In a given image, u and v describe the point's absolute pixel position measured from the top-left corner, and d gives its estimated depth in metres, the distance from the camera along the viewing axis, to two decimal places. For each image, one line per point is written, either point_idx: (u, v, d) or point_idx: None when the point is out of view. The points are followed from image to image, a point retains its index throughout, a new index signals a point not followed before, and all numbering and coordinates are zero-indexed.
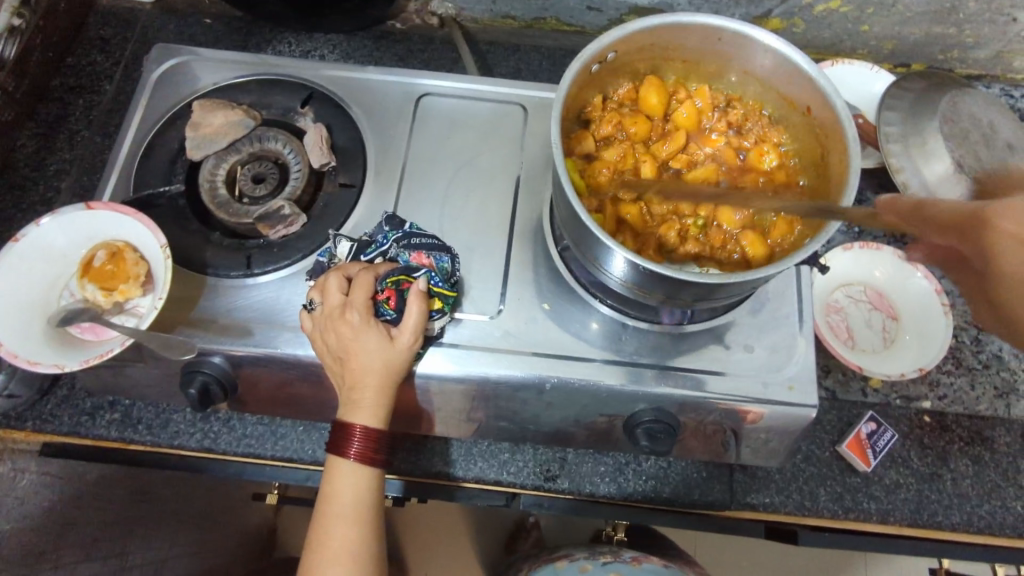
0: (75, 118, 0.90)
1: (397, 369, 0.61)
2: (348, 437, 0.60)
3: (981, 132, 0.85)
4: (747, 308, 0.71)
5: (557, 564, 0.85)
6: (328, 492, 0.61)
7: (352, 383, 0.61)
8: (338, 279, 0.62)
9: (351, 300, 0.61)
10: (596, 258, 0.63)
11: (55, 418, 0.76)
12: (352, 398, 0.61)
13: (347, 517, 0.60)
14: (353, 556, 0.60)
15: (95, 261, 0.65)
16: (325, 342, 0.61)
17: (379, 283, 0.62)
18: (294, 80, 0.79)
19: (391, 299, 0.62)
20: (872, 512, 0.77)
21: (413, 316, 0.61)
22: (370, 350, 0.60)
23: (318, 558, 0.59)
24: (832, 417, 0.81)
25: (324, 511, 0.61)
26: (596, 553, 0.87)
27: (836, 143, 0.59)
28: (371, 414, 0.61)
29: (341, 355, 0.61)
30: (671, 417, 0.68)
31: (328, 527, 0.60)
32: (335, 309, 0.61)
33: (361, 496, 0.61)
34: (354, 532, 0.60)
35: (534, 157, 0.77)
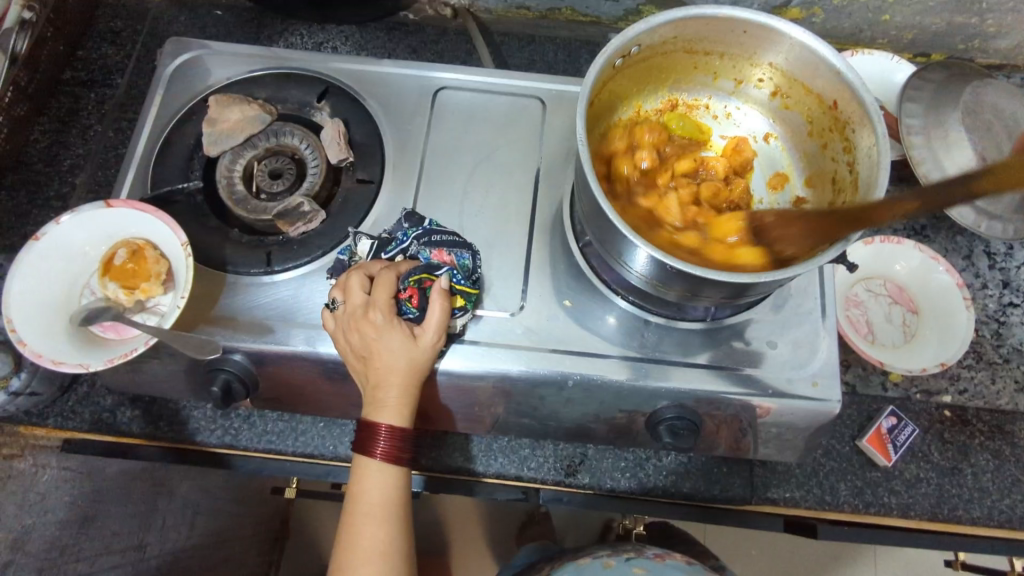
0: (88, 112, 0.89)
1: (421, 367, 0.61)
2: (372, 436, 0.60)
3: (1004, 123, 0.84)
4: (769, 304, 0.70)
5: (580, 559, 0.84)
6: (354, 491, 0.61)
7: (376, 383, 0.61)
8: (359, 278, 0.62)
9: (374, 299, 0.60)
10: (619, 255, 0.63)
11: (76, 415, 0.76)
12: (376, 397, 0.61)
13: (373, 516, 0.60)
14: (381, 554, 0.60)
15: (116, 259, 0.64)
16: (348, 341, 0.61)
17: (400, 282, 0.62)
18: (310, 74, 0.78)
19: (413, 298, 0.61)
20: (893, 506, 0.77)
21: (436, 315, 0.61)
22: (393, 350, 0.60)
23: (347, 556, 0.60)
24: (852, 411, 0.81)
25: (352, 511, 0.61)
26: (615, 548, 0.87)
27: (866, 141, 0.58)
28: (395, 413, 0.61)
29: (364, 354, 0.61)
30: (694, 414, 0.68)
31: (355, 526, 0.60)
32: (357, 309, 0.60)
33: (387, 495, 0.61)
34: (381, 531, 0.60)
35: (553, 152, 0.76)
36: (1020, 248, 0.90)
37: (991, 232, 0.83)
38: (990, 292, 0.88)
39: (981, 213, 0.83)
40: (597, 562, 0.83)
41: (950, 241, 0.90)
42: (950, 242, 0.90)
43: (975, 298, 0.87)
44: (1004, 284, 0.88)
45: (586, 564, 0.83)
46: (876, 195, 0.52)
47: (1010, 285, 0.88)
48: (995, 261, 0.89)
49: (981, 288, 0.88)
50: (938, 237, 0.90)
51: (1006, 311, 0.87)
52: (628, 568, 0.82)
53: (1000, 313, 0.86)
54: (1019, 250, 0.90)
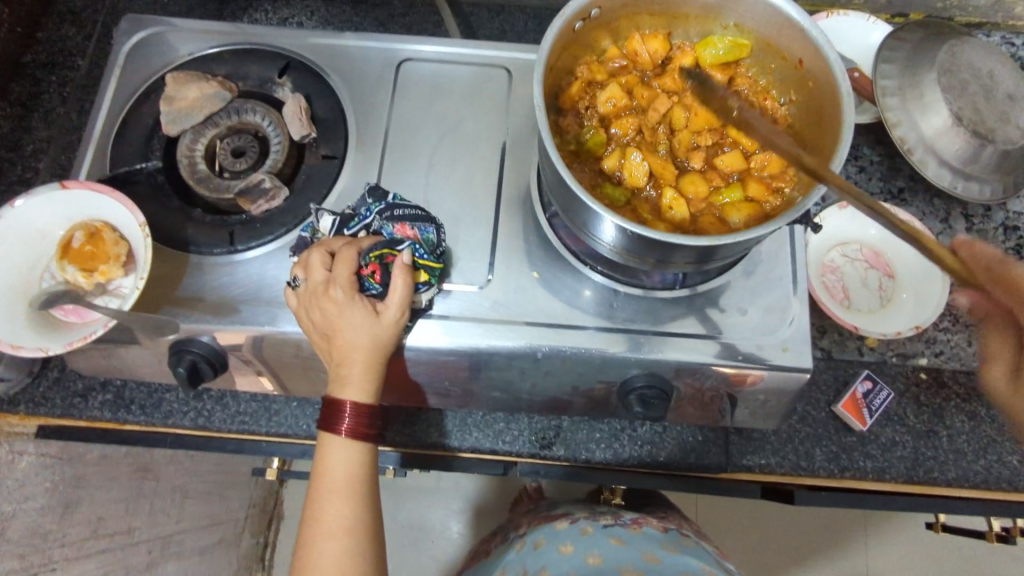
0: (50, 95, 0.88)
1: (385, 343, 0.61)
2: (337, 413, 0.60)
3: (981, 83, 0.83)
4: (739, 270, 0.70)
5: (556, 524, 0.83)
6: (319, 467, 0.61)
7: (339, 360, 0.60)
8: (320, 255, 0.61)
9: (334, 276, 0.60)
10: (585, 226, 0.62)
11: (47, 401, 0.76)
12: (341, 374, 0.60)
13: (338, 492, 0.60)
14: (346, 530, 0.59)
15: (74, 242, 0.63)
16: (311, 320, 0.61)
17: (362, 258, 0.61)
18: (270, 49, 0.76)
19: (376, 274, 0.61)
20: (868, 470, 0.77)
21: (398, 290, 0.60)
22: (355, 326, 0.59)
23: (312, 531, 0.59)
24: (827, 377, 0.81)
25: (317, 487, 0.60)
26: (594, 513, 0.86)
27: (829, 99, 0.57)
28: (360, 389, 0.60)
29: (327, 332, 0.60)
30: (665, 382, 0.68)
31: (320, 502, 0.59)
32: (317, 286, 0.60)
33: (353, 471, 0.60)
34: (346, 506, 0.59)
35: (521, 122, 0.75)
36: (998, 209, 0.89)
37: (967, 192, 0.84)
38: None
39: (957, 173, 0.84)
40: (573, 528, 0.81)
41: (927, 204, 0.89)
42: (927, 205, 0.89)
43: None
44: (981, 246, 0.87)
45: (564, 529, 0.81)
46: (839, 155, 0.52)
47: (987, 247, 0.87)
48: (973, 223, 0.88)
49: None
50: (915, 201, 0.89)
51: None
52: (605, 536, 0.78)
53: None
54: (997, 212, 0.89)
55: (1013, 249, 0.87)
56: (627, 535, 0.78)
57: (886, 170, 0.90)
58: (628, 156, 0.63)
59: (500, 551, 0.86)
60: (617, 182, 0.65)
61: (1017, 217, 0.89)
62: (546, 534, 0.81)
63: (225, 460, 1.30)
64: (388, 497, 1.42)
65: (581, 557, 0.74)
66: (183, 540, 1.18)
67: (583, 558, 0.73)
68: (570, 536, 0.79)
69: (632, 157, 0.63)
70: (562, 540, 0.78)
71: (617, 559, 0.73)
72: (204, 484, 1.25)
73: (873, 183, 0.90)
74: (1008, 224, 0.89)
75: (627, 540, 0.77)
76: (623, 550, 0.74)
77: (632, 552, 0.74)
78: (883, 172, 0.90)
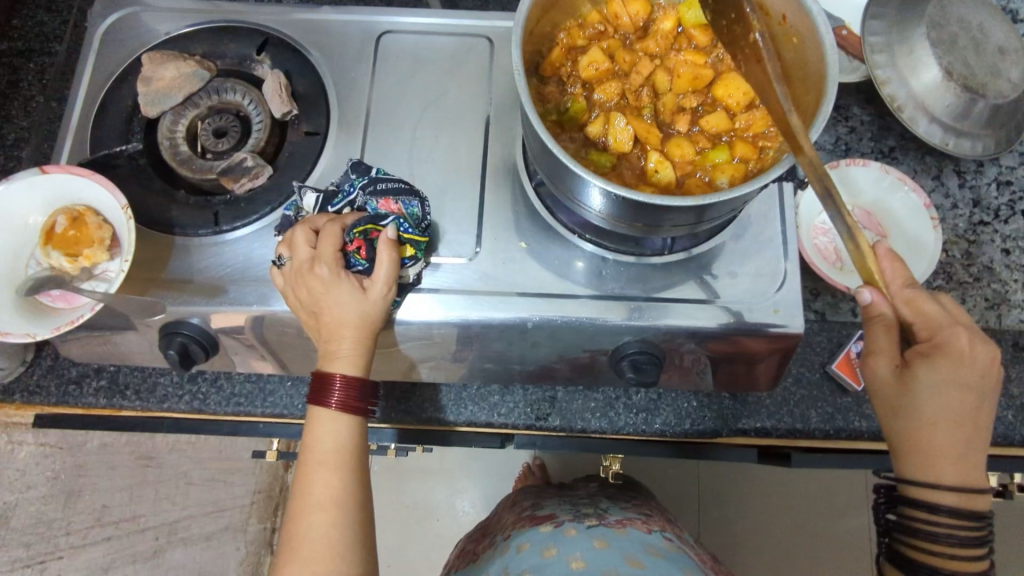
0: (29, 83, 0.86)
1: (374, 319, 0.60)
2: (327, 387, 0.59)
3: (970, 36, 0.82)
4: (729, 233, 0.69)
5: (541, 529, 0.79)
6: (308, 441, 0.60)
7: (328, 336, 0.60)
8: (305, 233, 0.61)
9: (319, 252, 0.60)
10: (573, 193, 0.61)
11: (42, 389, 0.76)
12: (330, 349, 0.60)
13: (327, 463, 0.59)
14: (335, 502, 0.58)
15: (57, 227, 0.63)
16: (299, 298, 0.60)
17: (347, 234, 0.61)
18: (247, 26, 0.75)
19: (361, 250, 0.60)
20: (864, 430, 0.76)
21: (384, 264, 0.60)
22: (343, 303, 0.59)
23: (301, 505, 0.58)
24: (822, 338, 0.80)
25: (307, 460, 0.59)
26: (579, 514, 0.83)
27: (813, 55, 0.56)
28: (349, 363, 0.60)
29: (315, 309, 0.60)
30: (656, 348, 0.67)
31: (309, 475, 0.58)
32: (303, 264, 0.60)
33: (342, 443, 0.60)
34: (335, 478, 0.58)
35: (504, 91, 0.74)
36: (991, 165, 0.88)
37: (959, 149, 0.83)
38: (960, 212, 0.86)
39: (948, 129, 0.83)
40: (556, 530, 0.77)
41: (918, 161, 0.88)
42: (919, 163, 0.88)
43: (944, 218, 0.86)
44: (974, 203, 0.86)
45: (547, 532, 0.77)
46: (823, 110, 0.51)
47: (980, 203, 0.86)
48: (965, 180, 0.87)
49: (951, 208, 0.86)
50: (906, 159, 0.88)
51: (977, 230, 0.85)
52: (588, 540, 0.73)
53: (970, 233, 0.85)
54: (989, 167, 0.88)
55: (1006, 205, 0.86)
56: (611, 537, 0.75)
57: (877, 129, 0.89)
58: (612, 121, 0.63)
59: (487, 554, 0.83)
60: (602, 148, 0.64)
61: (1009, 172, 0.88)
62: (529, 537, 0.77)
63: (228, 447, 1.31)
64: (392, 477, 1.43)
65: (564, 562, 0.68)
66: (190, 525, 1.25)
67: (566, 563, 0.68)
68: (554, 539, 0.74)
69: (616, 122, 0.62)
70: (543, 543, 0.74)
71: (601, 563, 0.67)
72: (208, 471, 1.29)
73: (864, 143, 0.89)
74: (1001, 179, 0.88)
75: (610, 544, 0.73)
76: (606, 553, 0.70)
77: (616, 557, 0.69)
78: (874, 131, 0.89)
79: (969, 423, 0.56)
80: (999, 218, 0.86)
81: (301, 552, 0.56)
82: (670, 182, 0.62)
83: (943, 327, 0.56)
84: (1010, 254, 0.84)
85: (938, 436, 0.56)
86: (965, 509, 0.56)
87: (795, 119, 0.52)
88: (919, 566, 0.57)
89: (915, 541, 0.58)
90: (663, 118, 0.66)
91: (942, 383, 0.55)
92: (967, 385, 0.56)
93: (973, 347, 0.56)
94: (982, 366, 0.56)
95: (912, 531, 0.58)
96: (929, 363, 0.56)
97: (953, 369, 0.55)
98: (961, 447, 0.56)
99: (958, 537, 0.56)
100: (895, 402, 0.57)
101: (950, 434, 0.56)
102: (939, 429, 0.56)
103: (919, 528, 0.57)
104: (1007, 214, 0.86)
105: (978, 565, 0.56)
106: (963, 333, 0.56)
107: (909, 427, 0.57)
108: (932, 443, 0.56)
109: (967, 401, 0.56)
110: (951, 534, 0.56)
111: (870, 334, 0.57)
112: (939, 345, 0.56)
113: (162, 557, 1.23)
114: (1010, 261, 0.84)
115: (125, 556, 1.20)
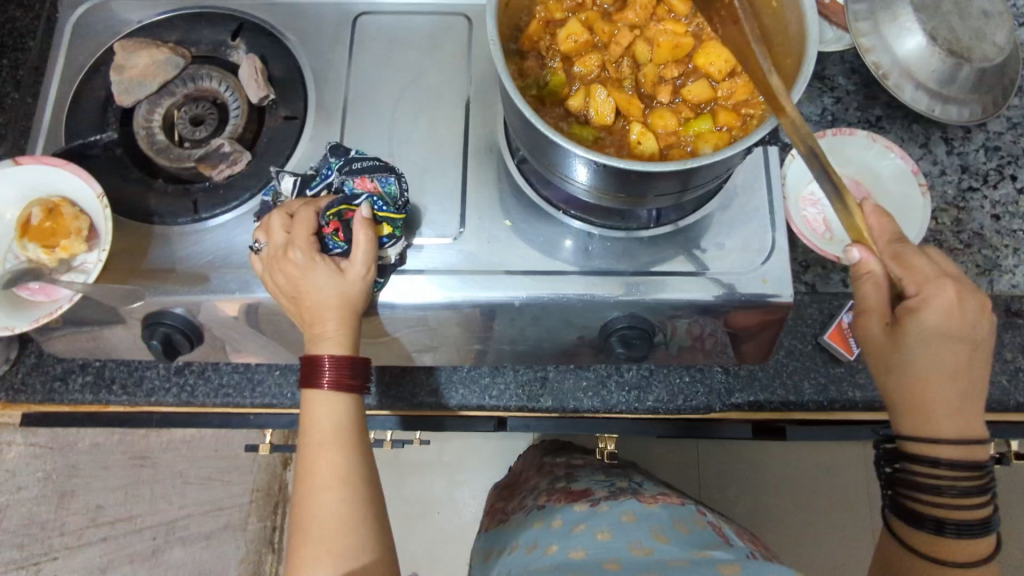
0: (3, 79, 0.85)
1: (354, 299, 0.60)
2: (316, 367, 0.59)
3: (954, 1, 0.82)
4: (715, 204, 0.69)
5: (575, 505, 0.75)
6: (305, 423, 0.59)
7: (311, 319, 0.59)
8: (280, 218, 0.60)
9: (293, 237, 0.59)
10: (556, 167, 0.60)
11: (27, 387, 0.75)
12: (315, 332, 0.59)
13: (328, 443, 0.58)
14: (342, 480, 0.57)
15: (33, 220, 0.63)
16: (277, 283, 0.60)
17: (321, 218, 0.60)
18: (221, 12, 0.74)
19: (338, 232, 0.60)
20: (858, 400, 0.76)
21: (361, 245, 0.59)
22: (321, 285, 0.59)
23: (307, 486, 0.57)
24: (813, 310, 0.79)
25: (306, 442, 0.58)
26: (614, 489, 0.79)
27: (792, 18, 0.55)
28: (336, 344, 0.59)
29: (294, 294, 0.59)
30: (646, 322, 0.67)
31: (311, 456, 0.58)
32: (278, 249, 0.59)
33: (340, 422, 0.59)
34: (339, 456, 0.58)
35: (483, 69, 0.73)
36: (978, 131, 0.88)
37: (945, 115, 0.83)
38: (948, 178, 0.85)
39: (934, 96, 0.82)
40: (591, 509, 0.73)
41: (905, 129, 0.87)
42: (906, 131, 0.87)
43: (933, 185, 0.85)
44: (963, 169, 0.86)
45: (581, 510, 0.73)
46: (805, 70, 0.51)
47: (969, 169, 0.86)
48: (953, 146, 0.87)
49: (940, 175, 0.86)
50: (893, 127, 0.87)
51: (966, 196, 0.85)
52: (617, 515, 0.70)
53: (959, 199, 0.84)
54: (977, 133, 0.87)
55: (995, 170, 0.86)
56: (641, 510, 0.71)
57: (863, 99, 0.88)
58: (593, 93, 0.62)
59: (516, 524, 0.80)
60: (584, 121, 0.63)
61: (997, 137, 0.88)
62: (563, 513, 0.74)
63: (224, 445, 1.30)
64: (389, 472, 1.41)
65: (591, 534, 0.66)
66: (188, 524, 1.25)
67: (592, 535, 0.66)
68: (583, 514, 0.72)
69: (596, 94, 0.61)
70: (573, 519, 0.71)
71: (628, 537, 0.65)
72: (204, 470, 1.28)
73: (850, 113, 0.88)
74: (989, 145, 0.87)
75: (640, 517, 0.69)
76: (634, 527, 0.67)
77: (641, 534, 0.65)
78: (860, 101, 0.88)
79: (966, 375, 0.56)
80: (988, 183, 0.85)
81: (314, 532, 0.55)
82: (653, 152, 0.61)
83: (931, 279, 0.57)
84: (1000, 219, 0.83)
85: (935, 391, 0.56)
86: (967, 462, 0.56)
87: (778, 81, 0.51)
88: (925, 519, 0.57)
89: (920, 494, 0.58)
90: (645, 90, 0.65)
91: (933, 334, 0.55)
92: (960, 336, 0.55)
93: (963, 297, 0.56)
94: (972, 315, 0.56)
95: (917, 485, 0.58)
96: (918, 316, 0.56)
97: (944, 321, 0.55)
98: (959, 401, 0.56)
99: (960, 487, 0.56)
100: (888, 359, 0.58)
101: (946, 388, 0.56)
102: (934, 383, 0.56)
103: (923, 482, 0.57)
104: (996, 179, 0.85)
105: (981, 513, 0.56)
106: (952, 286, 0.56)
107: (905, 384, 0.57)
108: (931, 398, 0.56)
109: (961, 351, 0.56)
110: (954, 486, 0.56)
111: (860, 292, 0.58)
112: (927, 300, 0.56)
113: (160, 556, 1.23)
114: (1000, 226, 0.83)
115: (122, 556, 1.20)
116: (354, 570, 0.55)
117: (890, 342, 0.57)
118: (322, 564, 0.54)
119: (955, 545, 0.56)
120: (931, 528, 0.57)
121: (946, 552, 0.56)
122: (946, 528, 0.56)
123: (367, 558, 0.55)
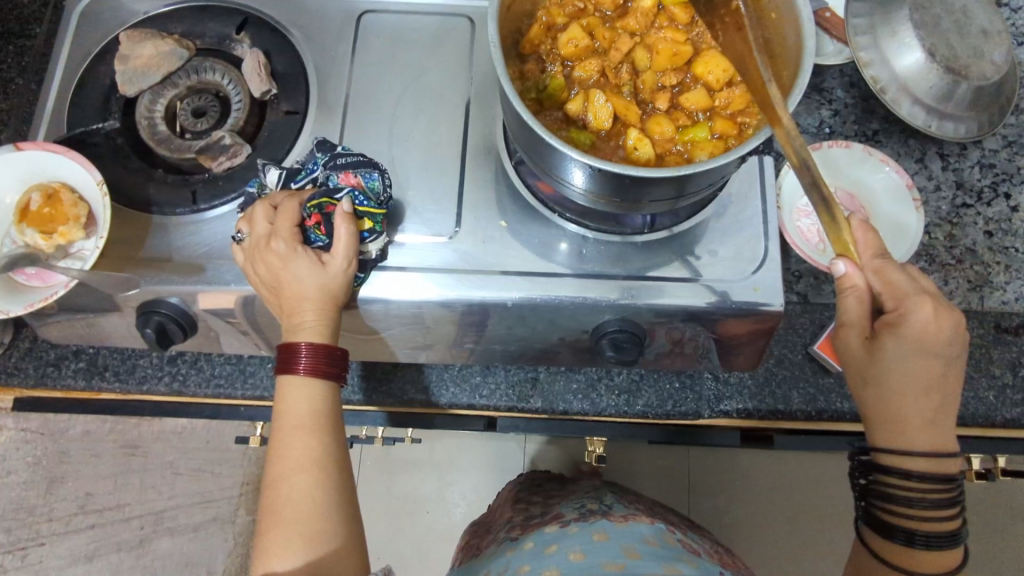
0: (8, 65, 0.85)
1: (335, 292, 0.60)
2: (293, 354, 0.59)
3: (954, 18, 0.83)
4: (711, 211, 0.69)
5: (546, 529, 0.73)
6: (280, 408, 0.59)
7: (289, 310, 0.60)
8: (264, 208, 0.61)
9: (276, 228, 0.59)
10: (552, 170, 0.61)
11: (20, 371, 0.75)
12: (293, 322, 0.60)
13: (302, 427, 0.58)
14: (315, 462, 0.57)
15: (31, 204, 0.63)
16: (257, 273, 0.60)
17: (302, 209, 0.60)
18: (227, 5, 0.74)
19: (320, 225, 0.60)
20: (846, 411, 0.76)
21: (343, 240, 0.60)
22: (301, 277, 0.59)
23: (279, 469, 0.57)
24: (805, 320, 0.80)
25: (280, 426, 0.59)
26: (586, 511, 0.76)
27: (791, 32, 0.56)
28: (315, 332, 0.60)
29: (274, 284, 0.60)
30: (637, 326, 0.67)
31: (286, 439, 0.58)
32: (260, 239, 0.60)
33: (316, 406, 0.59)
34: (313, 440, 0.58)
35: (484, 71, 0.73)
36: (974, 147, 0.88)
37: (942, 131, 0.83)
38: (943, 194, 0.86)
39: (931, 111, 0.83)
40: (562, 530, 0.71)
41: (902, 144, 0.88)
42: (902, 145, 0.88)
43: (928, 200, 0.86)
44: (957, 185, 0.86)
45: (553, 532, 0.72)
46: (801, 81, 0.51)
47: (964, 185, 0.86)
48: (949, 162, 0.87)
49: (934, 190, 0.86)
50: (890, 141, 0.88)
51: (959, 213, 0.85)
52: (589, 534, 0.68)
53: (952, 215, 0.85)
54: (973, 150, 0.88)
55: (989, 187, 0.86)
56: (613, 529, 0.69)
57: (861, 112, 0.89)
58: (592, 98, 0.63)
59: (488, 554, 0.77)
60: (582, 125, 0.64)
61: (992, 155, 0.88)
62: (535, 536, 0.72)
63: (215, 437, 1.28)
64: (381, 469, 1.42)
65: (563, 555, 0.65)
66: (176, 515, 1.26)
67: (564, 556, 0.65)
68: (555, 536, 0.70)
69: (595, 99, 0.62)
70: (545, 541, 0.70)
71: (600, 554, 0.63)
72: (194, 462, 1.26)
73: (847, 126, 0.89)
74: (984, 162, 0.88)
75: (611, 535, 0.67)
76: (605, 545, 0.65)
77: (613, 548, 0.64)
78: (858, 114, 0.89)
79: (938, 390, 0.57)
80: (982, 201, 0.86)
81: (286, 513, 0.56)
82: (649, 158, 0.61)
83: (911, 294, 0.56)
84: (993, 236, 0.84)
85: (907, 405, 0.57)
86: (936, 474, 0.57)
87: (774, 91, 0.52)
88: (895, 530, 0.58)
89: (888, 506, 0.59)
90: (643, 96, 0.65)
91: (910, 351, 0.55)
92: (936, 352, 0.55)
93: (940, 313, 0.55)
94: (950, 333, 0.56)
95: (889, 497, 0.59)
96: (896, 332, 0.56)
97: (920, 337, 0.55)
98: (930, 414, 0.57)
99: (931, 500, 0.57)
100: (865, 372, 0.58)
101: (918, 401, 0.57)
102: (907, 398, 0.57)
103: (895, 494, 0.58)
104: (990, 196, 0.86)
105: (951, 526, 0.58)
106: (930, 302, 0.55)
107: (879, 397, 0.58)
108: (903, 410, 0.57)
109: (935, 368, 0.56)
110: (924, 498, 0.57)
111: (842, 306, 0.58)
112: (904, 316, 0.55)
113: (148, 546, 1.25)
114: (992, 243, 0.84)
115: (110, 544, 1.23)
116: (323, 555, 0.55)
117: (867, 355, 0.58)
118: (294, 546, 0.55)
119: (923, 557, 0.57)
120: (901, 539, 0.58)
121: (913, 562, 0.58)
122: (915, 540, 0.57)
123: (338, 543, 0.56)
